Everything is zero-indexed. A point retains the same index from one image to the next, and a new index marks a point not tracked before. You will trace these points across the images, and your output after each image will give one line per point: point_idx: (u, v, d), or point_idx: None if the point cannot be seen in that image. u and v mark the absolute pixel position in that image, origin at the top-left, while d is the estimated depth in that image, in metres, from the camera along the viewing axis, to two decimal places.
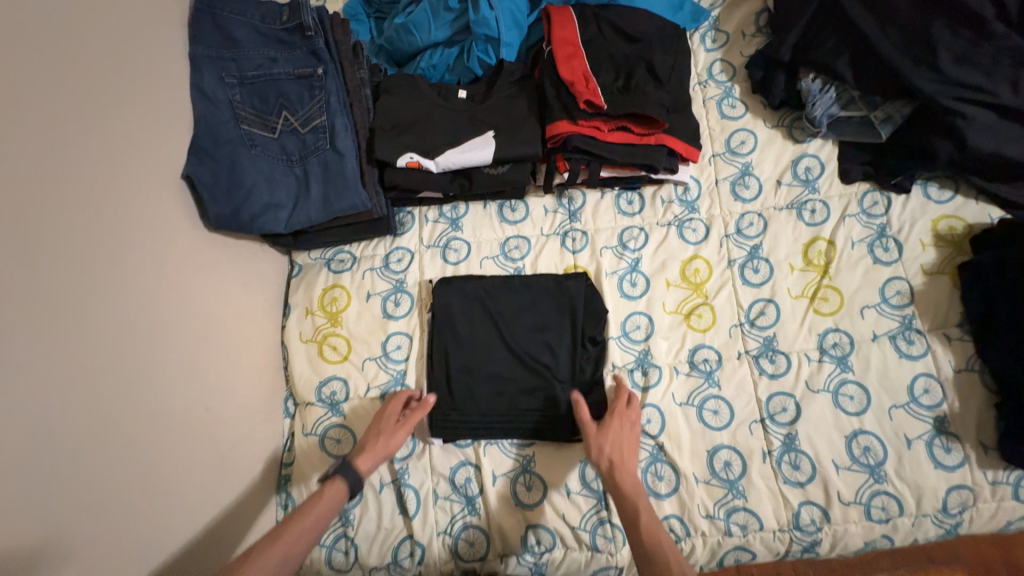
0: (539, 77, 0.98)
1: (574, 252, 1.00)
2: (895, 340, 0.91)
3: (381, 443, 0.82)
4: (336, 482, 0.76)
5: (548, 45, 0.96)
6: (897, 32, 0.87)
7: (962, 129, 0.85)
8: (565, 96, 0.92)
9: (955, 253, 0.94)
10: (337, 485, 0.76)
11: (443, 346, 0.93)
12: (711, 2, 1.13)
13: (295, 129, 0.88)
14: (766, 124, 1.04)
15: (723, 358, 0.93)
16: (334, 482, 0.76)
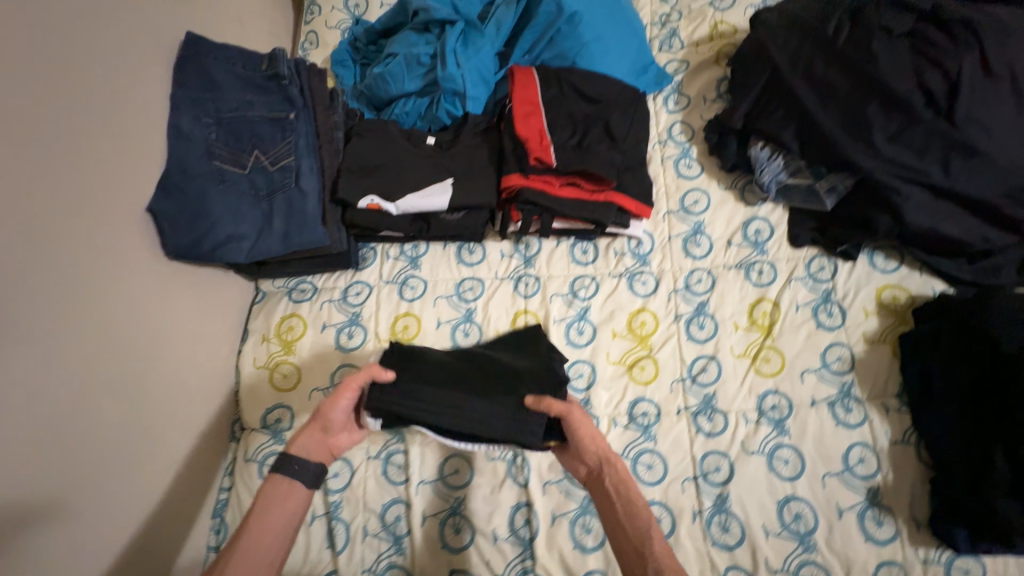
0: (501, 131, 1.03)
1: (525, 297, 1.04)
2: (834, 406, 0.91)
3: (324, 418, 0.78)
4: (277, 477, 0.75)
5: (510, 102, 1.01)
6: (837, 109, 0.90)
7: (898, 205, 0.88)
8: (520, 151, 0.98)
9: (898, 323, 0.95)
10: (278, 478, 0.75)
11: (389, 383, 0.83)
12: (676, 67, 1.19)
13: (265, 167, 0.94)
14: (720, 185, 1.08)
15: (662, 413, 0.94)
16: (275, 476, 0.75)
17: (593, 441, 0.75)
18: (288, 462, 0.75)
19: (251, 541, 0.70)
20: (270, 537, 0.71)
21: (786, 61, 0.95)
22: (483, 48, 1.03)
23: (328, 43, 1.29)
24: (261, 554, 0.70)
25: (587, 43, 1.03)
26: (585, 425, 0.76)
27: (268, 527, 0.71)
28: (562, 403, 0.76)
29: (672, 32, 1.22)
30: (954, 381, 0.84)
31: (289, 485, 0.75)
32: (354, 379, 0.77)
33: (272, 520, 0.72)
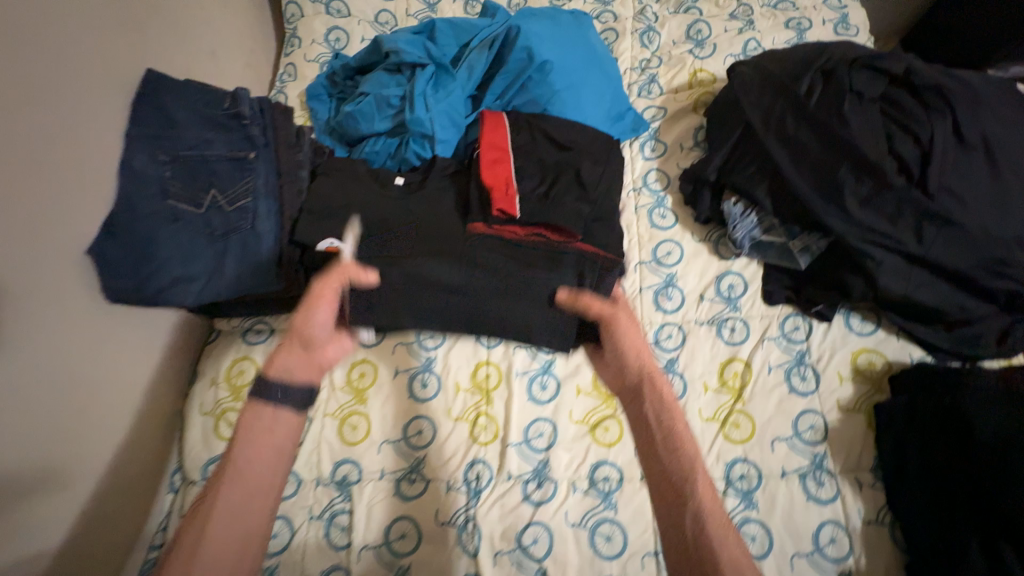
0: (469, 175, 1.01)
1: (487, 347, 1.00)
2: (805, 479, 0.86)
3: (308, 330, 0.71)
4: (258, 404, 0.66)
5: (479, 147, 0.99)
6: (809, 170, 0.87)
7: (873, 271, 0.84)
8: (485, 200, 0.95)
9: (873, 391, 0.91)
10: (263, 402, 0.66)
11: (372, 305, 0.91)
12: (654, 114, 1.18)
13: (221, 207, 0.90)
14: (694, 237, 1.05)
15: (624, 478, 0.89)
16: (256, 400, 0.66)
17: (636, 354, 0.72)
18: (272, 384, 0.66)
19: (243, 464, 0.62)
20: (265, 457, 0.64)
21: (759, 118, 0.94)
22: (454, 91, 1.02)
23: (305, 76, 1.28)
24: (256, 479, 0.62)
25: (559, 90, 1.01)
26: (631, 330, 0.76)
27: (256, 452, 0.63)
28: (606, 306, 0.81)
29: (651, 77, 1.22)
30: (931, 460, 0.80)
31: (278, 408, 0.66)
32: (335, 279, 0.73)
33: (263, 442, 0.64)
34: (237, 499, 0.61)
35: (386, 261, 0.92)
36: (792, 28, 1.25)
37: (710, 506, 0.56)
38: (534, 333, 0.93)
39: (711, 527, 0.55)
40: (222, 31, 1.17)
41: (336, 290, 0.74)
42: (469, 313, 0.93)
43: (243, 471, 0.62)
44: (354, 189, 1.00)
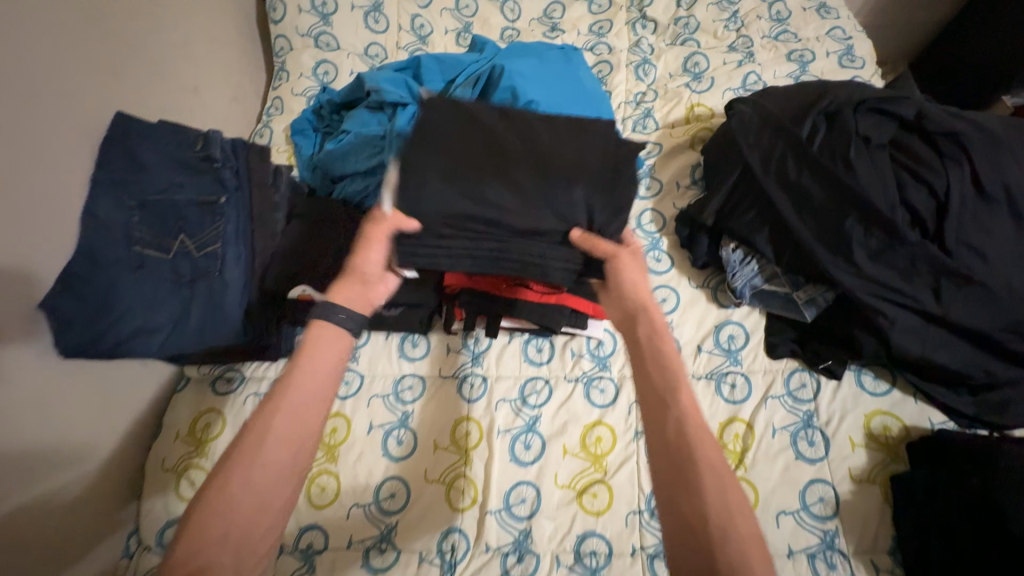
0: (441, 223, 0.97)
1: (468, 401, 0.93)
2: (814, 561, 0.77)
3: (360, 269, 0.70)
4: (323, 321, 0.65)
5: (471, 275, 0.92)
6: (812, 219, 0.81)
7: (883, 328, 0.76)
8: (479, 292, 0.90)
9: (890, 460, 0.83)
10: (325, 324, 0.65)
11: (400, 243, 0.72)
12: (649, 149, 1.12)
13: (189, 252, 0.84)
14: (691, 282, 0.99)
15: (614, 552, 0.82)
16: (318, 321, 0.66)
17: (635, 280, 0.69)
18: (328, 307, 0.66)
19: (299, 384, 0.61)
20: (317, 383, 0.62)
21: (758, 160, 0.87)
22: None
23: (293, 110, 1.26)
24: (308, 399, 0.61)
25: None
26: (638, 263, 0.70)
27: (312, 376, 0.62)
28: (611, 246, 0.71)
29: (646, 111, 1.17)
30: (956, 547, 0.71)
31: (334, 333, 0.66)
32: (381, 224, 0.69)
33: (316, 367, 0.63)
34: (290, 419, 0.59)
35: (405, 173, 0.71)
36: (794, 61, 1.20)
37: (693, 414, 0.58)
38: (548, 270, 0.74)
39: (692, 429, 0.57)
40: (205, 66, 1.14)
41: (385, 239, 0.71)
42: (490, 248, 0.73)
43: (302, 389, 0.61)
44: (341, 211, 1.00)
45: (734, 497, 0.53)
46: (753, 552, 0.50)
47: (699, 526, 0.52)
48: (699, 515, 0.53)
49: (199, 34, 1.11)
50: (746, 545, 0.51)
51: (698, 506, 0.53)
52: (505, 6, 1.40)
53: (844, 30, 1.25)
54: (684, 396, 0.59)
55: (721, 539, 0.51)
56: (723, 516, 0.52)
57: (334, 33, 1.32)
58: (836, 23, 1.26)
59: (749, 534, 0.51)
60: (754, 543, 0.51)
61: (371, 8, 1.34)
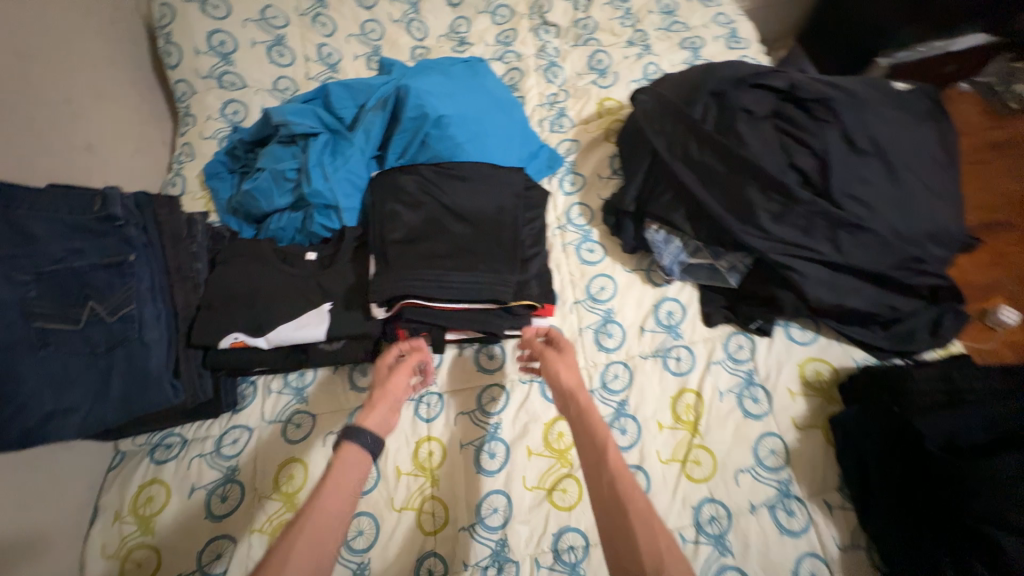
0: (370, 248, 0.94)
1: (427, 421, 0.92)
2: (775, 511, 0.81)
3: (389, 394, 0.79)
4: (351, 444, 0.69)
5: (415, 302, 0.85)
6: (719, 191, 0.86)
7: (798, 283, 0.82)
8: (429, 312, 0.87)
9: (826, 402, 0.88)
10: (353, 446, 0.69)
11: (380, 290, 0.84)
12: (568, 147, 1.17)
13: (100, 318, 0.78)
14: (625, 268, 1.02)
15: (590, 543, 0.82)
16: (346, 445, 0.69)
17: (565, 369, 0.80)
18: (357, 430, 0.71)
19: (327, 503, 0.61)
20: (341, 503, 0.63)
21: (664, 145, 0.92)
22: (352, 156, 0.97)
23: (204, 154, 1.21)
24: (331, 522, 0.60)
25: (461, 143, 0.97)
26: (568, 354, 0.82)
27: (336, 496, 0.62)
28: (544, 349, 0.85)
29: (560, 111, 1.22)
30: (888, 473, 0.76)
31: (359, 454, 0.69)
32: (410, 362, 0.84)
33: (340, 486, 0.64)
34: (306, 548, 0.57)
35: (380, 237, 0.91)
36: (686, 48, 1.29)
37: (621, 472, 0.63)
38: (498, 289, 0.85)
39: (622, 485, 0.62)
40: (98, 122, 1.07)
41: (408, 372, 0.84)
42: (453, 281, 0.84)
43: (327, 507, 0.61)
44: (263, 250, 0.96)
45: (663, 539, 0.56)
46: None
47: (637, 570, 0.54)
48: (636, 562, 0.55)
49: (86, 90, 1.05)
50: None
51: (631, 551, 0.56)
52: (411, 26, 1.42)
53: (727, 15, 1.35)
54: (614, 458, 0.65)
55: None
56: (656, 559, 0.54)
57: (239, 71, 1.28)
58: (719, 10, 1.36)
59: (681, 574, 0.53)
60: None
61: (273, 41, 1.32)
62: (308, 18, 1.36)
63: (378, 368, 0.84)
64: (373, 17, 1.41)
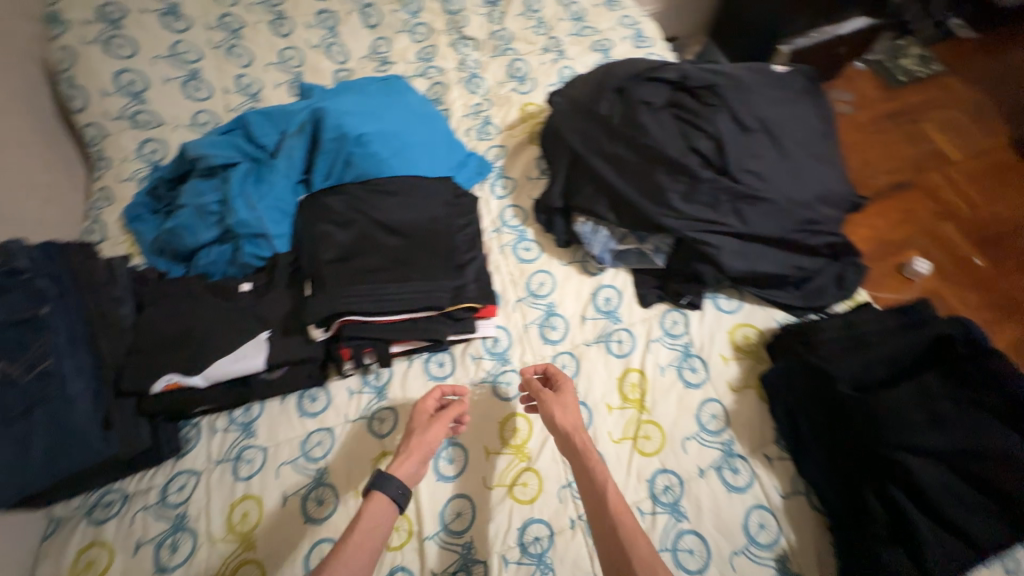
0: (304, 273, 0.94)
1: (381, 437, 0.90)
2: (721, 471, 0.86)
3: (420, 444, 0.78)
4: (380, 493, 0.71)
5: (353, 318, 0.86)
6: (632, 179, 0.92)
7: (714, 255, 0.88)
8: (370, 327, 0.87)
9: (756, 363, 0.95)
10: (381, 496, 0.70)
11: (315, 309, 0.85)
12: (496, 153, 1.21)
13: (12, 380, 0.72)
14: (562, 262, 1.06)
15: (555, 531, 0.84)
16: (375, 495, 0.71)
17: (564, 410, 0.79)
18: (389, 480, 0.72)
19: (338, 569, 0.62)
20: (360, 559, 0.64)
21: (579, 142, 0.98)
22: (276, 182, 0.96)
23: (124, 197, 1.16)
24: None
25: (386, 159, 0.99)
26: (567, 394, 0.81)
27: (356, 551, 0.64)
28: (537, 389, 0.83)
29: (485, 120, 1.27)
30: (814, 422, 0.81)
31: (387, 505, 0.70)
32: (447, 415, 0.81)
33: (361, 544, 0.65)
34: None
35: (313, 258, 0.90)
36: (597, 50, 1.37)
37: (625, 521, 0.65)
38: (433, 297, 0.87)
39: (624, 534, 0.64)
40: None
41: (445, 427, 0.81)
42: (390, 293, 0.86)
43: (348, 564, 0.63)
44: (193, 288, 0.93)
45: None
46: None
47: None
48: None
49: None
50: None
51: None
52: (331, 50, 1.43)
53: (631, 17, 1.45)
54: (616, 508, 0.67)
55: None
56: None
57: (153, 109, 1.25)
58: (624, 13, 1.45)
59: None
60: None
61: (188, 76, 1.29)
62: (222, 50, 1.34)
63: (418, 411, 0.82)
64: (290, 44, 1.41)
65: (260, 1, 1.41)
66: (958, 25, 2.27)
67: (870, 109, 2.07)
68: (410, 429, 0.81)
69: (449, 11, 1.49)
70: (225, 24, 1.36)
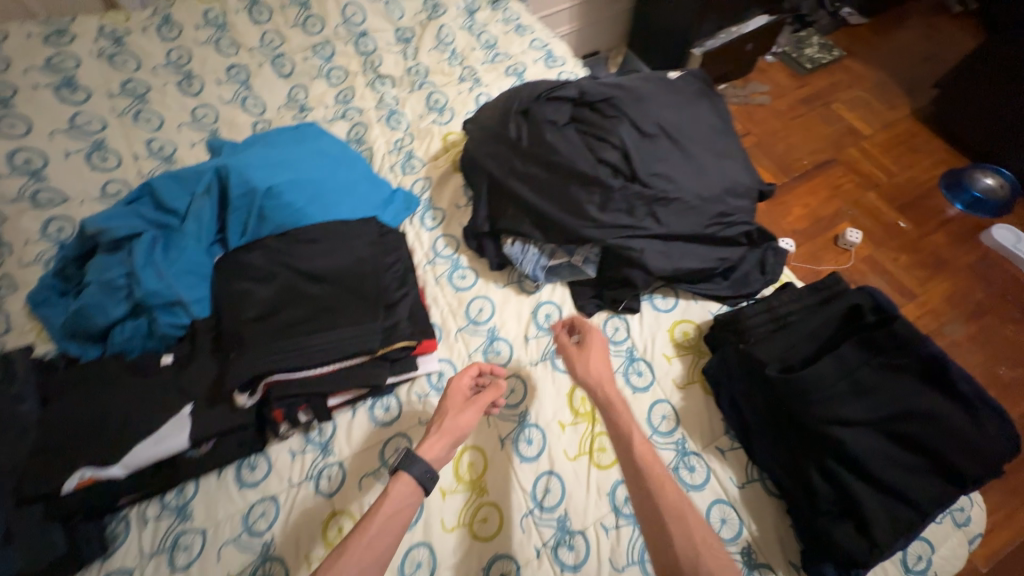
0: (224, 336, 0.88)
1: (330, 496, 0.85)
2: (678, 472, 0.85)
3: (456, 424, 0.76)
4: (405, 474, 0.69)
5: (280, 376, 0.82)
6: (549, 196, 0.94)
7: (639, 258, 0.90)
8: (299, 384, 0.83)
9: (697, 357, 0.96)
10: (406, 477, 0.69)
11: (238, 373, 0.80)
12: (422, 186, 1.21)
13: None
14: (498, 284, 1.06)
15: (522, 564, 0.80)
16: (401, 475, 0.69)
17: (593, 362, 0.79)
18: (416, 462, 0.70)
19: (355, 559, 0.60)
20: (384, 544, 0.63)
21: (495, 166, 0.99)
22: (187, 247, 0.93)
23: (29, 282, 1.08)
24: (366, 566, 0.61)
25: (302, 207, 0.98)
26: (596, 348, 0.80)
27: (382, 534, 0.63)
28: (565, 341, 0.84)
29: (408, 155, 1.27)
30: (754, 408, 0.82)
31: (413, 488, 0.69)
32: (484, 398, 0.79)
33: (387, 525, 0.64)
34: None
35: (232, 319, 0.86)
36: (511, 74, 1.41)
37: (652, 467, 0.66)
38: (363, 341, 0.85)
39: (652, 482, 0.65)
40: None
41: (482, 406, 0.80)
42: (315, 345, 0.84)
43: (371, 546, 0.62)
44: (104, 369, 0.87)
45: (696, 531, 0.61)
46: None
47: (673, 562, 0.59)
48: (672, 557, 0.60)
49: None
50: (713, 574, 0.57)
51: (668, 547, 0.60)
52: (246, 103, 1.40)
53: (541, 39, 1.50)
54: (647, 458, 0.67)
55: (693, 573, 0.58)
56: (692, 551, 0.59)
57: (57, 185, 1.19)
58: (534, 36, 1.51)
59: (714, 561, 0.58)
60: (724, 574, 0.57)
61: (92, 147, 1.25)
62: (128, 117, 1.30)
63: (453, 391, 0.80)
64: (202, 102, 1.38)
65: (164, 63, 1.38)
66: (850, 13, 2.46)
67: (784, 96, 2.20)
68: (443, 409, 0.78)
69: (363, 53, 1.50)
70: (129, 90, 1.33)
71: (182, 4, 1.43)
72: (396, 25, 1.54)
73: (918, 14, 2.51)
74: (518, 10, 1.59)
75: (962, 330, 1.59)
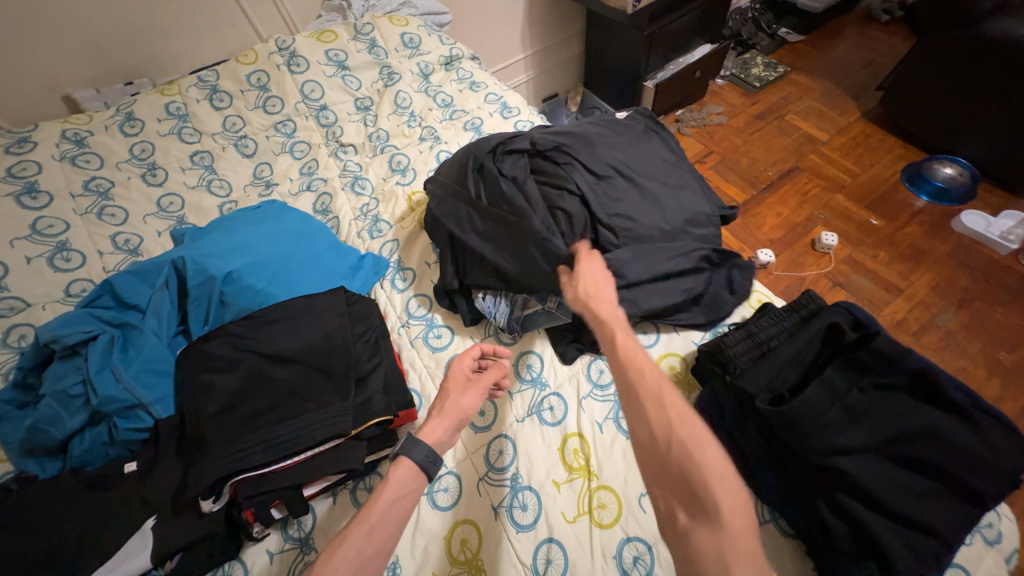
0: (189, 434, 0.83)
1: None
2: None
3: (459, 406, 0.79)
4: (407, 459, 0.71)
5: (249, 473, 0.77)
6: (510, 251, 0.93)
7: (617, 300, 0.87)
8: (271, 479, 0.78)
9: (687, 392, 0.92)
10: (407, 463, 0.71)
11: (205, 475, 0.75)
12: (391, 248, 1.20)
13: None
14: (474, 338, 1.03)
15: None
16: (402, 460, 0.71)
17: (586, 277, 0.79)
18: (417, 446, 0.72)
19: (358, 545, 0.62)
20: (386, 531, 0.64)
21: (455, 225, 0.99)
22: (146, 343, 0.91)
23: None
24: (367, 543, 0.62)
25: (265, 288, 0.98)
26: (585, 268, 0.80)
27: (389, 508, 0.66)
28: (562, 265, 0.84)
29: (375, 218, 1.28)
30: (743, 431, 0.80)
31: (415, 472, 0.71)
32: (485, 380, 0.83)
33: (392, 500, 0.67)
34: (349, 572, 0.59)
35: (197, 416, 0.82)
36: (469, 129, 1.45)
37: (632, 355, 0.63)
38: (335, 422, 0.81)
39: (630, 368, 0.62)
40: None
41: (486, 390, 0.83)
42: (285, 433, 0.79)
43: (371, 514, 0.65)
44: (55, 489, 0.79)
45: (670, 404, 0.57)
46: (699, 448, 0.53)
47: (647, 437, 0.56)
48: (648, 432, 0.56)
49: None
50: (692, 446, 0.53)
51: (642, 418, 0.57)
52: (212, 186, 1.42)
53: (495, 93, 1.55)
54: (625, 347, 0.65)
55: (665, 442, 0.54)
56: (663, 420, 0.55)
57: (15, 292, 1.15)
58: (488, 91, 1.56)
59: (686, 430, 0.54)
60: (696, 438, 0.53)
61: (55, 249, 1.23)
62: (92, 215, 1.30)
63: (454, 372, 0.84)
64: (167, 191, 1.39)
65: (128, 158, 1.40)
66: (786, 33, 2.63)
67: (739, 115, 2.28)
68: (445, 390, 0.81)
69: (325, 125, 1.54)
70: (93, 188, 1.34)
71: (143, 99, 1.46)
72: (354, 96, 1.59)
73: (851, 25, 2.67)
74: (471, 68, 1.66)
75: (955, 318, 1.57)
